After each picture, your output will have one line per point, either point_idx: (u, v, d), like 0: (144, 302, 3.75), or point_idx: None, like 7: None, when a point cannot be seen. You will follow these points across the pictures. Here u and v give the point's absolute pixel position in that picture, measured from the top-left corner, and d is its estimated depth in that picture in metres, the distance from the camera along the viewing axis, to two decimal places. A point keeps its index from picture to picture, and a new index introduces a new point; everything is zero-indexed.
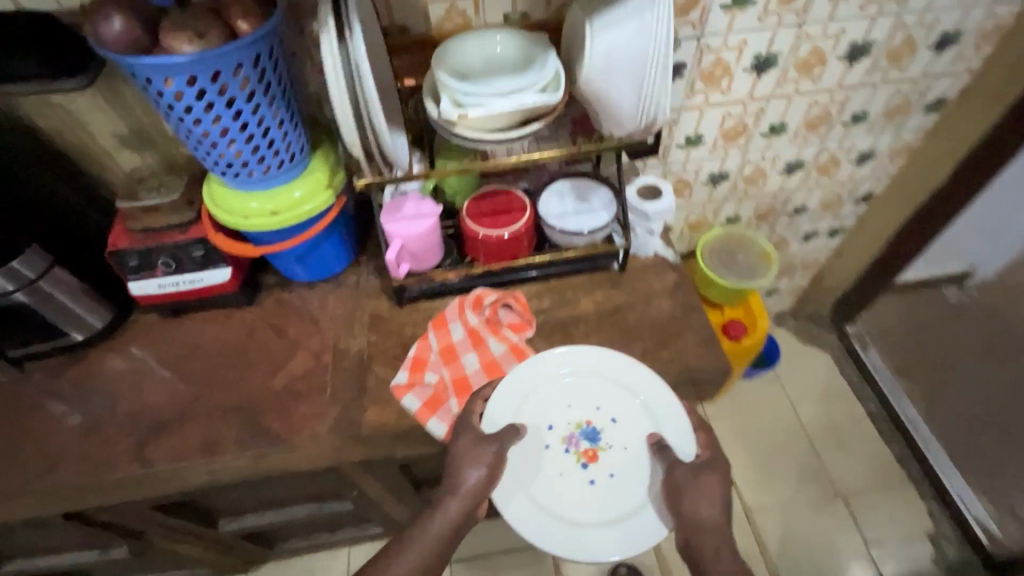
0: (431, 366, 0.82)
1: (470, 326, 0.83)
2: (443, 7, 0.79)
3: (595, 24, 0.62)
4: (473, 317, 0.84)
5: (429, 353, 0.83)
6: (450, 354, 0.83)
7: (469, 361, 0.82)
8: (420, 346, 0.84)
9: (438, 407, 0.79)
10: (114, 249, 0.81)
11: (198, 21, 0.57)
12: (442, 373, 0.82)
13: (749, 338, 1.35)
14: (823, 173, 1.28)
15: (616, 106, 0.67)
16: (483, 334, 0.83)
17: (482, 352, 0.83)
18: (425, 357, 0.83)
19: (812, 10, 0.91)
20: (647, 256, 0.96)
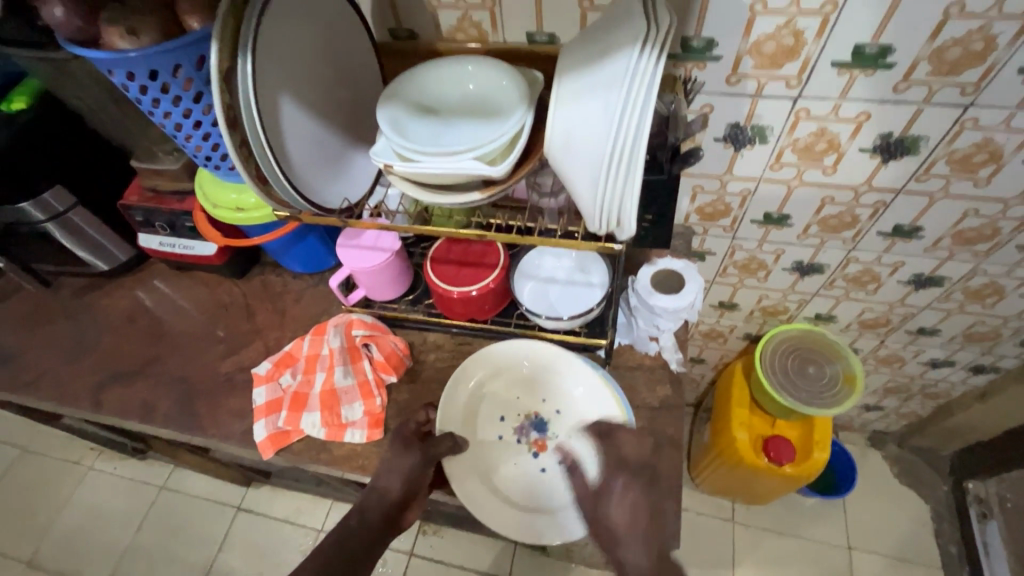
0: (294, 368, 0.82)
1: (332, 347, 0.78)
2: (455, 16, 0.67)
3: (563, 87, 0.46)
4: (339, 339, 0.79)
5: (300, 355, 0.83)
6: (311, 365, 0.80)
7: (318, 380, 0.79)
8: (295, 345, 0.83)
9: (272, 412, 0.79)
10: (125, 201, 0.87)
11: (136, 16, 0.54)
12: (296, 380, 0.80)
13: (794, 466, 1.08)
14: (971, 298, 0.93)
15: (576, 199, 0.50)
16: (335, 360, 0.78)
17: (330, 377, 0.78)
18: (293, 356, 0.83)
19: (990, 91, 0.61)
20: (646, 353, 0.78)
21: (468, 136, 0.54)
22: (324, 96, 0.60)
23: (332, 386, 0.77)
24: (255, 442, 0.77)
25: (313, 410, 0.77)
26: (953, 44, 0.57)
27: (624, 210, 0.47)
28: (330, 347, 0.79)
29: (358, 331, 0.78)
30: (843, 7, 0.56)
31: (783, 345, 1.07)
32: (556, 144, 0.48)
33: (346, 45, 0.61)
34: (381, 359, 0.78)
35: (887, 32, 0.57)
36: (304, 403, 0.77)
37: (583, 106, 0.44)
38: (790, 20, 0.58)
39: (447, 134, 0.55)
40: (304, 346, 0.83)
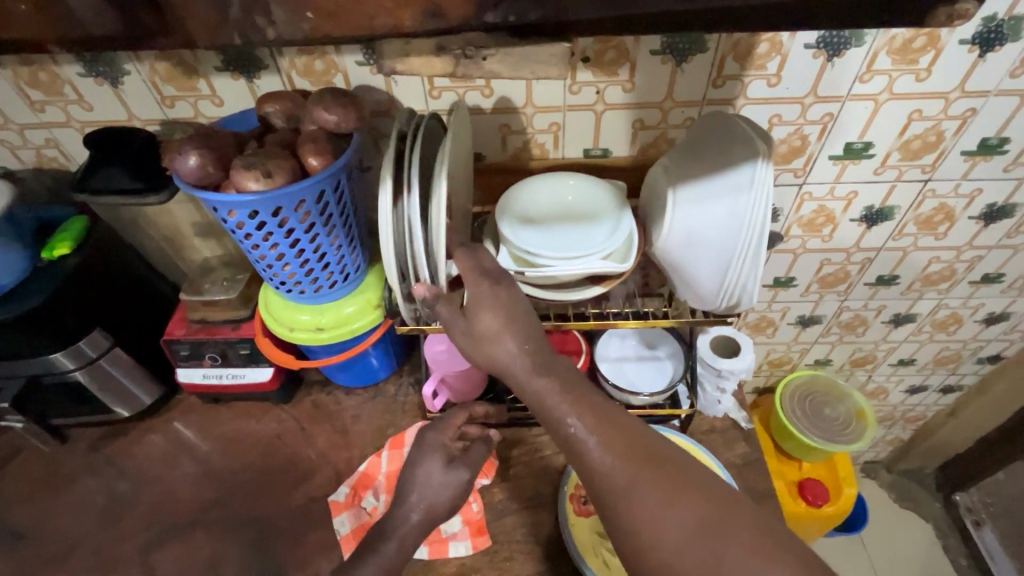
0: (375, 489, 0.79)
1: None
2: (522, 139, 0.76)
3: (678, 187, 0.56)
4: None
5: (379, 473, 0.80)
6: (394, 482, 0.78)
7: None
8: (371, 463, 0.80)
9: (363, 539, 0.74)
10: (169, 336, 0.83)
11: (269, 161, 0.58)
12: (381, 500, 0.77)
13: (831, 506, 1.16)
14: (938, 329, 1.10)
15: (735, 257, 0.53)
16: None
17: None
18: (372, 475, 0.79)
19: (942, 168, 0.79)
20: (715, 416, 0.85)
21: (582, 239, 0.61)
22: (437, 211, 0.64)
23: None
24: None
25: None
26: (915, 138, 0.75)
27: (744, 292, 0.56)
28: None
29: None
30: (837, 116, 0.73)
31: (796, 391, 1.18)
32: (689, 235, 0.55)
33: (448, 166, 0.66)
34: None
35: (868, 132, 0.75)
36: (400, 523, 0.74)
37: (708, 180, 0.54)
38: (798, 128, 0.74)
39: (563, 241, 0.62)
40: (379, 463, 0.81)
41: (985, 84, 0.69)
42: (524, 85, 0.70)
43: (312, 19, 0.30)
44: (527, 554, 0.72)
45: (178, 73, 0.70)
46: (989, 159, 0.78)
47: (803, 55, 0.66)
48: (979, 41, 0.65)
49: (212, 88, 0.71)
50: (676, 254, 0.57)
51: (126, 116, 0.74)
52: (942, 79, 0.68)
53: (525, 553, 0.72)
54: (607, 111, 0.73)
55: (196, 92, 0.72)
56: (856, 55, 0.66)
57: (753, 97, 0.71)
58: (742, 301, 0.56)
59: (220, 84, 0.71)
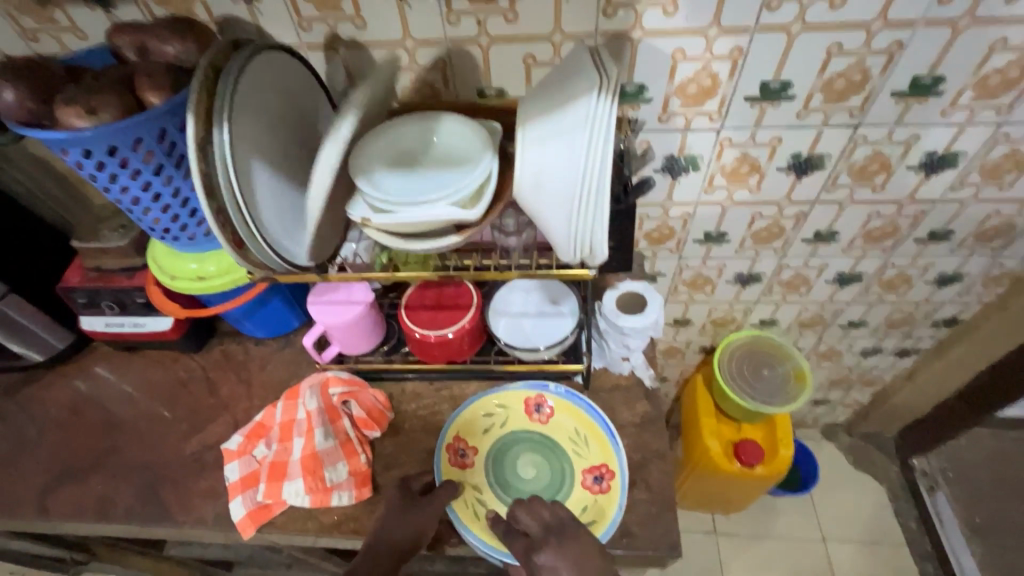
0: (268, 438, 0.78)
1: (309, 409, 0.76)
2: (409, 78, 0.71)
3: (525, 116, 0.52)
4: (315, 400, 0.77)
5: (273, 423, 0.79)
6: (286, 433, 0.77)
7: (296, 447, 0.75)
8: (266, 414, 0.80)
9: (250, 486, 0.74)
10: (66, 284, 0.82)
11: (95, 95, 0.54)
12: (271, 449, 0.76)
13: (764, 466, 1.14)
14: (887, 289, 1.05)
15: (579, 182, 0.49)
16: (313, 422, 0.75)
17: (308, 441, 0.75)
18: (266, 426, 0.79)
19: (872, 111, 0.72)
20: (620, 374, 0.82)
21: (437, 185, 0.57)
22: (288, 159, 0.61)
23: (313, 449, 0.74)
24: (233, 522, 0.73)
25: (295, 478, 0.73)
26: (837, 76, 0.68)
27: (595, 239, 0.52)
28: (307, 411, 0.76)
29: (335, 388, 0.77)
30: (748, 51, 0.66)
31: (738, 351, 1.15)
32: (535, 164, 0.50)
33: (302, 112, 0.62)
34: (361, 416, 0.77)
35: (785, 70, 0.68)
36: (284, 473, 0.74)
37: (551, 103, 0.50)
38: (705, 64, 0.67)
39: (422, 186, 0.57)
40: (275, 413, 0.80)
41: (911, 12, 0.61)
42: (397, 15, 0.64)
43: None
44: None
45: (31, 3, 0.65)
46: (925, 101, 0.70)
47: None
48: None
49: (70, 20, 0.67)
50: (527, 186, 0.52)
51: None
52: (861, 6, 0.61)
53: None
54: (493, 44, 0.67)
55: (54, 24, 0.67)
56: None
57: (650, 28, 0.64)
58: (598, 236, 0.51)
59: (77, 15, 0.66)
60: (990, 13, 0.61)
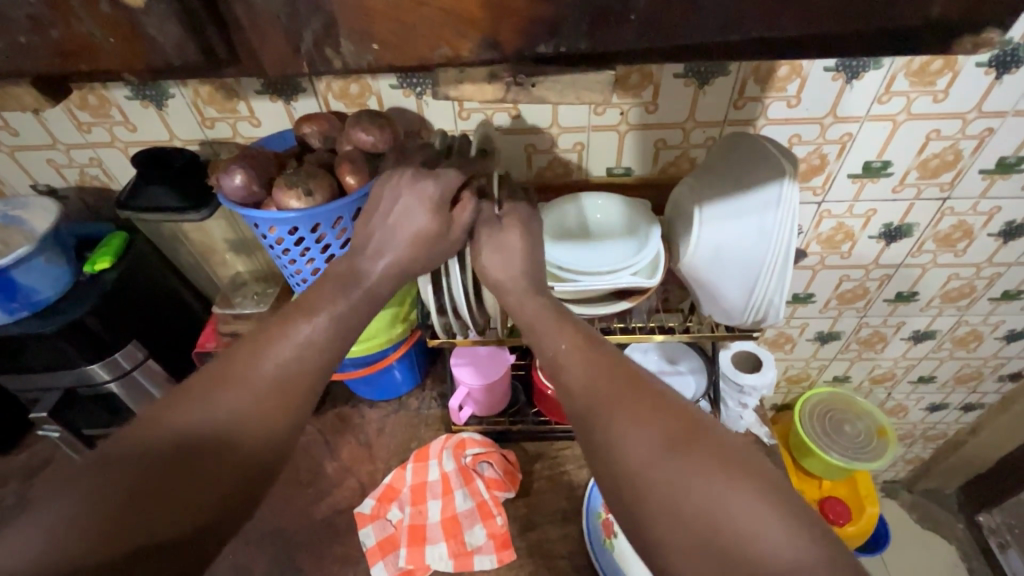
0: (400, 501, 0.79)
1: (445, 470, 0.79)
2: (547, 159, 0.79)
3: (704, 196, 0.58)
4: (450, 462, 0.80)
5: (404, 485, 0.80)
6: (420, 495, 0.78)
7: (433, 509, 0.77)
8: (395, 476, 0.81)
9: (389, 551, 0.74)
10: (201, 349, 0.85)
11: (310, 179, 0.60)
12: (406, 513, 0.77)
13: (853, 525, 1.14)
14: (958, 346, 1.10)
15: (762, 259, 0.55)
16: (451, 484, 0.78)
17: (446, 503, 0.77)
18: (397, 488, 0.80)
19: (960, 186, 0.80)
20: (737, 432, 0.85)
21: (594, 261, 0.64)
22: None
23: (451, 511, 0.77)
24: None
25: (437, 541, 0.74)
26: (933, 156, 0.77)
27: (770, 305, 0.57)
28: (442, 472, 0.79)
29: (470, 450, 0.79)
30: (856, 136, 0.74)
31: (817, 407, 1.18)
32: (715, 241, 0.56)
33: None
34: (496, 476, 0.78)
35: (887, 151, 0.76)
36: (426, 536, 0.75)
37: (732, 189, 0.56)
38: (817, 147, 0.76)
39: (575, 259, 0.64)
40: (404, 476, 0.81)
41: (1002, 104, 0.70)
42: (550, 107, 0.72)
43: (377, 50, 0.32)
44: (551, 568, 0.73)
45: (220, 96, 0.73)
46: (1007, 177, 0.79)
47: (822, 78, 0.68)
48: (995, 63, 0.66)
49: (251, 110, 0.74)
50: (703, 258, 0.58)
51: (169, 135, 0.78)
52: (960, 100, 0.70)
53: (548, 566, 0.73)
54: (630, 131, 0.75)
55: (235, 114, 0.75)
56: (875, 77, 0.68)
57: (773, 118, 0.73)
58: (771, 305, 0.57)
59: (259, 107, 0.74)
60: None
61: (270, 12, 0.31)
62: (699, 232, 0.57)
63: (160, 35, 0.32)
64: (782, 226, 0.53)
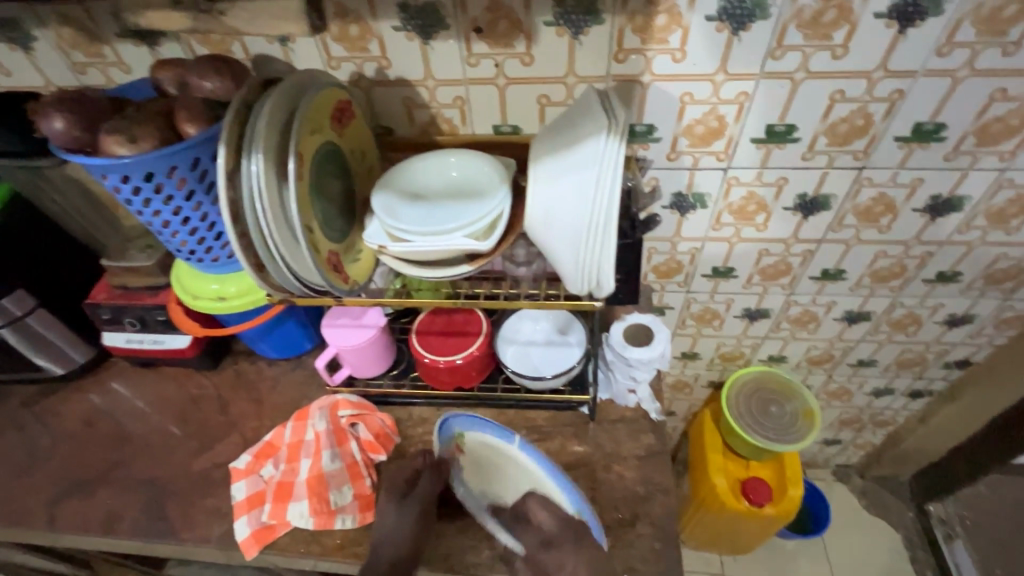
0: (275, 458, 0.79)
1: (318, 431, 0.78)
2: (429, 114, 0.75)
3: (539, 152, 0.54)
4: (324, 422, 0.78)
5: (281, 443, 0.80)
6: (294, 453, 0.78)
7: (302, 468, 0.77)
8: (275, 434, 0.81)
9: (255, 506, 0.75)
10: (92, 300, 0.85)
11: (137, 126, 0.58)
12: (279, 470, 0.78)
13: (773, 507, 1.12)
14: (896, 329, 1.04)
15: (589, 222, 0.51)
16: (321, 444, 0.77)
17: (316, 462, 0.76)
18: (275, 446, 0.80)
19: (876, 155, 0.74)
20: (625, 406, 0.82)
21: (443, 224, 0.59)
22: (340, 188, 0.64)
23: (319, 471, 0.76)
24: (237, 542, 0.73)
25: (300, 499, 0.74)
26: (841, 121, 0.70)
27: (601, 273, 0.54)
28: (315, 432, 0.78)
29: (344, 411, 0.78)
30: (753, 96, 0.69)
31: (747, 386, 1.14)
32: (544, 199, 0.52)
33: (354, 131, 0.67)
34: (368, 438, 0.78)
35: (790, 114, 0.70)
36: (290, 493, 0.75)
37: (563, 144, 0.52)
38: (713, 107, 0.70)
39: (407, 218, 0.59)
40: (284, 434, 0.81)
41: (911, 63, 0.63)
42: (419, 57, 0.68)
43: None
44: None
45: (83, 39, 0.71)
46: (927, 146, 0.72)
47: (706, 28, 0.62)
48: (897, 15, 0.59)
49: (117, 55, 0.72)
50: (534, 218, 0.54)
51: (43, 80, 0.76)
52: (862, 57, 0.63)
53: None
54: (508, 86, 0.70)
55: (102, 58, 0.72)
56: (763, 29, 0.62)
57: (659, 73, 0.67)
58: (605, 273, 0.54)
59: (124, 51, 0.71)
60: (989, 65, 0.63)
61: None
62: (530, 191, 0.54)
63: None
64: (605, 187, 0.49)
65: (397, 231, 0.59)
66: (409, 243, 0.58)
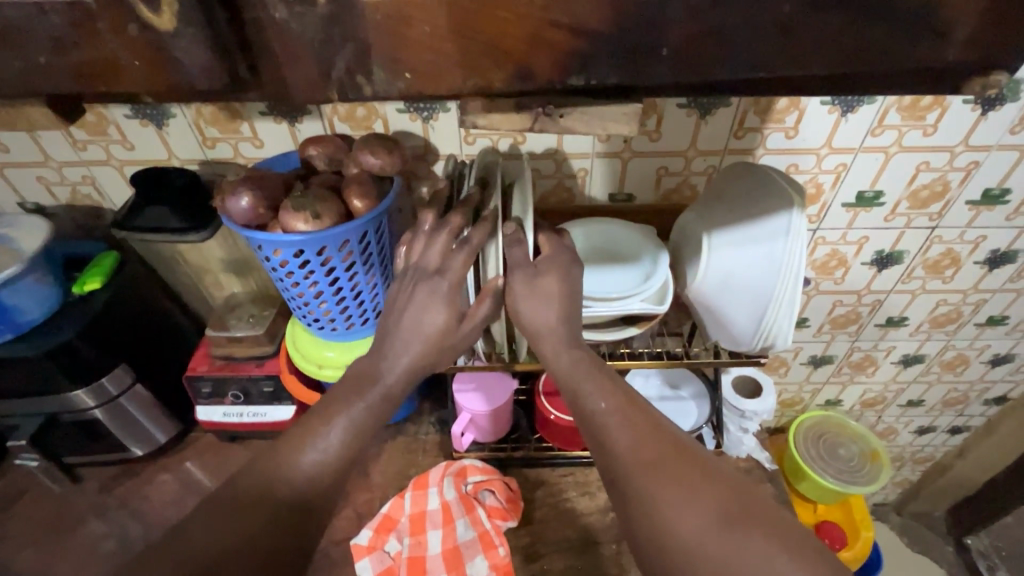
0: (397, 531, 0.76)
1: (445, 499, 0.77)
2: (551, 183, 0.79)
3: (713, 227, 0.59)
4: (451, 490, 0.78)
5: (401, 515, 0.77)
6: (418, 525, 0.76)
7: (433, 540, 0.74)
8: (392, 505, 0.78)
9: None
10: (193, 373, 0.82)
11: (319, 203, 0.59)
12: (404, 544, 0.75)
13: (849, 551, 1.14)
14: (946, 370, 1.13)
15: (774, 286, 0.55)
16: (452, 513, 0.76)
17: (448, 533, 0.75)
18: (394, 518, 0.77)
19: (948, 216, 0.83)
20: (738, 457, 0.85)
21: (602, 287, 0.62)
22: None
23: (453, 542, 0.74)
24: None
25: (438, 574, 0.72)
26: (923, 187, 0.79)
27: (779, 333, 0.58)
28: (443, 501, 0.77)
29: (473, 477, 0.78)
30: (850, 167, 0.77)
31: (811, 430, 1.19)
32: (723, 267, 0.57)
33: None
34: (498, 505, 0.77)
35: (879, 182, 0.79)
36: (425, 569, 0.72)
37: (741, 216, 0.57)
38: (813, 177, 0.78)
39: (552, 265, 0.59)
40: (402, 505, 0.78)
41: (988, 139, 0.73)
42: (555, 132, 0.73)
43: (409, 79, 0.32)
44: None
45: (223, 117, 0.72)
46: (992, 208, 0.82)
47: (819, 111, 0.71)
48: (981, 101, 0.69)
49: (254, 131, 0.74)
50: (711, 283, 0.58)
51: (168, 155, 0.76)
52: (948, 134, 0.73)
53: None
54: (633, 159, 0.76)
55: (237, 135, 0.74)
56: (868, 111, 0.71)
57: (772, 148, 0.75)
58: (785, 332, 0.58)
59: (263, 128, 0.73)
60: None
61: (304, 34, 0.31)
62: (708, 258, 0.58)
63: (188, 59, 0.32)
64: (791, 256, 0.53)
65: None
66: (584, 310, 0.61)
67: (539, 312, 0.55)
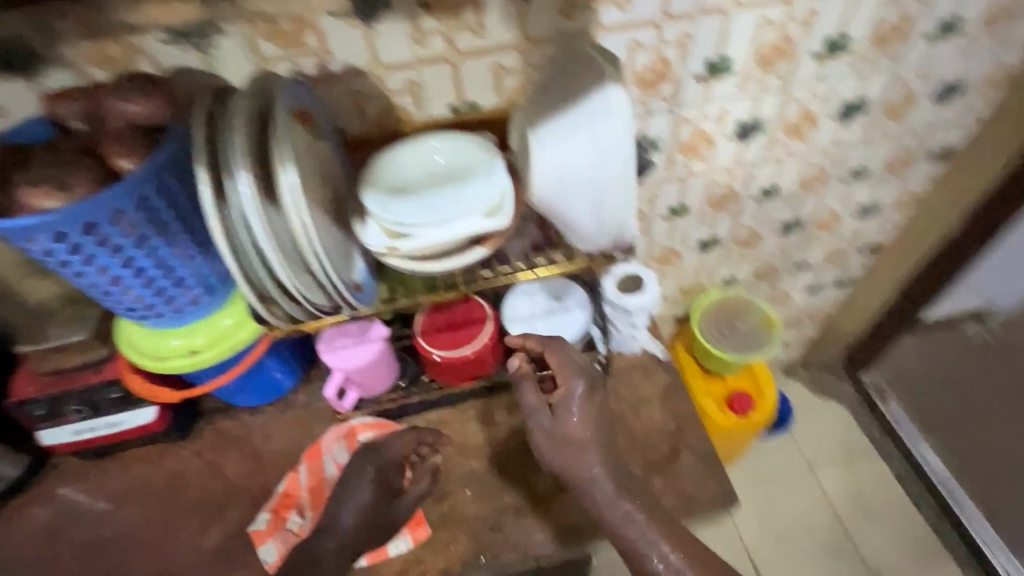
0: (299, 506, 0.75)
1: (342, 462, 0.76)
2: (381, 104, 0.70)
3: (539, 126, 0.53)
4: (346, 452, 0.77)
5: (300, 489, 0.76)
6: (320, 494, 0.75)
7: None
8: (289, 482, 0.76)
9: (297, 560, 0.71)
10: (16, 397, 0.70)
11: (68, 172, 0.49)
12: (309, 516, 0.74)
13: (757, 412, 1.23)
14: (823, 229, 1.17)
15: (609, 176, 0.52)
16: None
17: None
18: (294, 494, 0.75)
19: (797, 74, 0.82)
20: (632, 353, 0.85)
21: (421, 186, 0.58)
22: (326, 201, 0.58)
23: None
24: None
25: None
26: (768, 46, 0.76)
27: (623, 223, 0.55)
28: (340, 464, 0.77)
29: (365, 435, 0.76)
30: (693, 34, 0.72)
31: (711, 311, 1.23)
32: (555, 162, 0.52)
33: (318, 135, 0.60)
34: None
35: (724, 47, 0.75)
36: None
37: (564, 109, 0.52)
38: (657, 51, 0.73)
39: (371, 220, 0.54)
40: (299, 480, 0.76)
41: None
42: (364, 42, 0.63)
43: None
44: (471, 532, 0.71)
45: None
46: (836, 58, 0.81)
47: None
48: None
49: None
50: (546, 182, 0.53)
51: None
52: None
53: (466, 530, 0.71)
54: (465, 62, 0.68)
55: None
56: None
57: (609, 24, 0.68)
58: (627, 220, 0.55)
59: None
60: None
61: None
62: (537, 155, 0.52)
63: None
64: (619, 142, 0.50)
65: (399, 225, 0.56)
66: (418, 237, 0.55)
67: (579, 423, 0.68)
